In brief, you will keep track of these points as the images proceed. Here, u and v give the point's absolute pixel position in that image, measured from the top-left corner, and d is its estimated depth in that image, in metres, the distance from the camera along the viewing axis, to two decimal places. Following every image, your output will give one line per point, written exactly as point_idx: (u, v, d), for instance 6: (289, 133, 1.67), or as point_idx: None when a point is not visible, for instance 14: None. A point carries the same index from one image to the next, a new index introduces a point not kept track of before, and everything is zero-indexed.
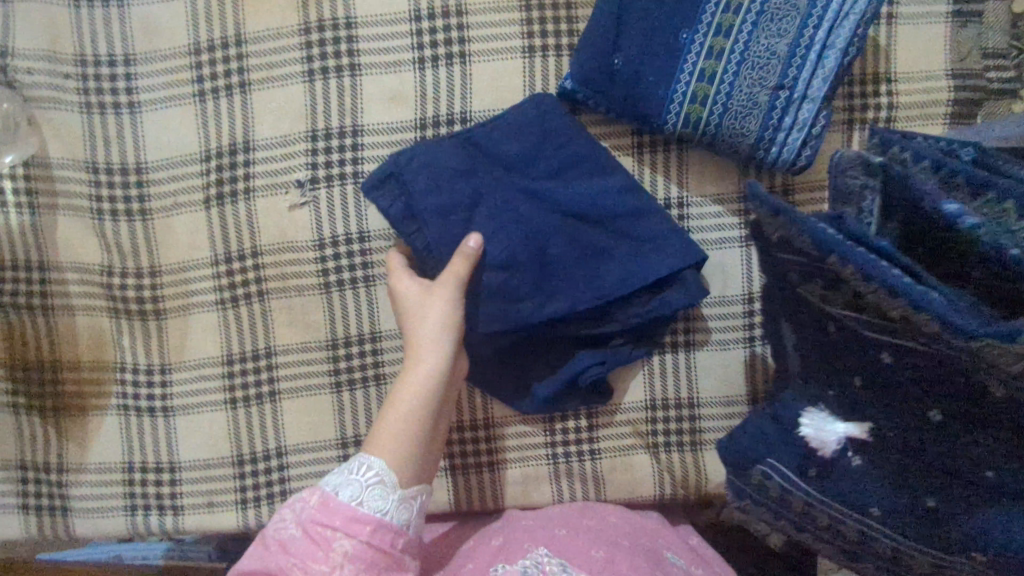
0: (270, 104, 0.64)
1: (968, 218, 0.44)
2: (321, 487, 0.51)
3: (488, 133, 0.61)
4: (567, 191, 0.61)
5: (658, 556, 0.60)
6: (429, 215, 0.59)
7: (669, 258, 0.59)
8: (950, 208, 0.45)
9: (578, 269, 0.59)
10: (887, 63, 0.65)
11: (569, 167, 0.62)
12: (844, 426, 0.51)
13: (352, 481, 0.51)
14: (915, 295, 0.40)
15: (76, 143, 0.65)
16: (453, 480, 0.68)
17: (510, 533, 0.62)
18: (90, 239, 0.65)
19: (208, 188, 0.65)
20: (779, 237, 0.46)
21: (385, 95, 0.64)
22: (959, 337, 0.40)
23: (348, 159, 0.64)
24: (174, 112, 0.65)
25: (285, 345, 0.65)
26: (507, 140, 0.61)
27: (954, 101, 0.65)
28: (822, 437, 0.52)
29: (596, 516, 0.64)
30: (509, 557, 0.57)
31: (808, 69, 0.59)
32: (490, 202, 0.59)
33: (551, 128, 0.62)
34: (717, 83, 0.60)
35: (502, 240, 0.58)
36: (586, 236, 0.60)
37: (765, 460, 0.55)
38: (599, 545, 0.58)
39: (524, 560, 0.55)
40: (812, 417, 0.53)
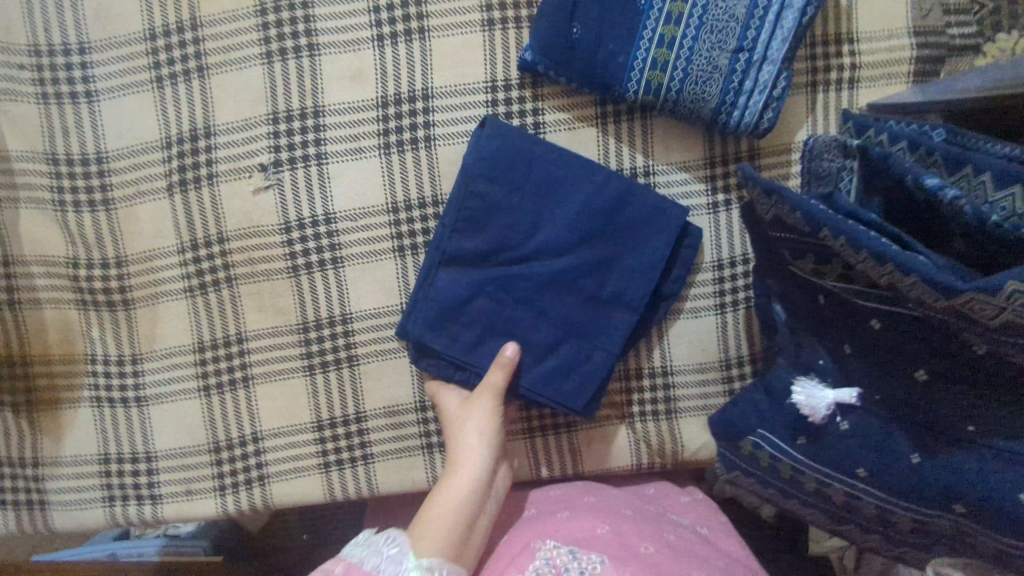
0: (229, 87, 0.64)
1: (950, 189, 0.44)
2: (345, 558, 0.49)
3: (465, 189, 0.60)
4: (562, 219, 0.60)
5: (665, 524, 0.63)
6: (438, 330, 0.61)
7: (661, 236, 0.60)
8: (931, 181, 0.45)
9: (616, 276, 0.61)
10: (849, 23, 0.65)
11: (556, 190, 0.61)
12: (834, 393, 0.50)
13: (378, 552, 0.49)
14: (899, 258, 0.40)
15: (34, 135, 0.64)
16: (430, 459, 0.66)
17: (518, 533, 0.61)
18: (54, 232, 0.65)
19: (171, 175, 0.64)
20: (774, 217, 0.49)
21: (346, 75, 0.64)
22: (941, 294, 0.40)
23: (310, 141, 0.64)
24: (132, 101, 0.64)
25: (256, 331, 0.65)
26: (480, 189, 0.60)
27: (918, 58, 0.65)
28: (813, 404, 0.51)
29: (594, 497, 0.65)
30: (516, 563, 0.55)
31: (766, 30, 0.59)
32: (494, 289, 0.60)
33: (523, 163, 0.60)
34: (677, 48, 0.59)
35: (513, 323, 0.61)
36: (592, 249, 0.61)
37: (757, 431, 0.55)
38: (604, 521, 0.59)
39: (533, 562, 0.54)
40: (803, 385, 0.52)
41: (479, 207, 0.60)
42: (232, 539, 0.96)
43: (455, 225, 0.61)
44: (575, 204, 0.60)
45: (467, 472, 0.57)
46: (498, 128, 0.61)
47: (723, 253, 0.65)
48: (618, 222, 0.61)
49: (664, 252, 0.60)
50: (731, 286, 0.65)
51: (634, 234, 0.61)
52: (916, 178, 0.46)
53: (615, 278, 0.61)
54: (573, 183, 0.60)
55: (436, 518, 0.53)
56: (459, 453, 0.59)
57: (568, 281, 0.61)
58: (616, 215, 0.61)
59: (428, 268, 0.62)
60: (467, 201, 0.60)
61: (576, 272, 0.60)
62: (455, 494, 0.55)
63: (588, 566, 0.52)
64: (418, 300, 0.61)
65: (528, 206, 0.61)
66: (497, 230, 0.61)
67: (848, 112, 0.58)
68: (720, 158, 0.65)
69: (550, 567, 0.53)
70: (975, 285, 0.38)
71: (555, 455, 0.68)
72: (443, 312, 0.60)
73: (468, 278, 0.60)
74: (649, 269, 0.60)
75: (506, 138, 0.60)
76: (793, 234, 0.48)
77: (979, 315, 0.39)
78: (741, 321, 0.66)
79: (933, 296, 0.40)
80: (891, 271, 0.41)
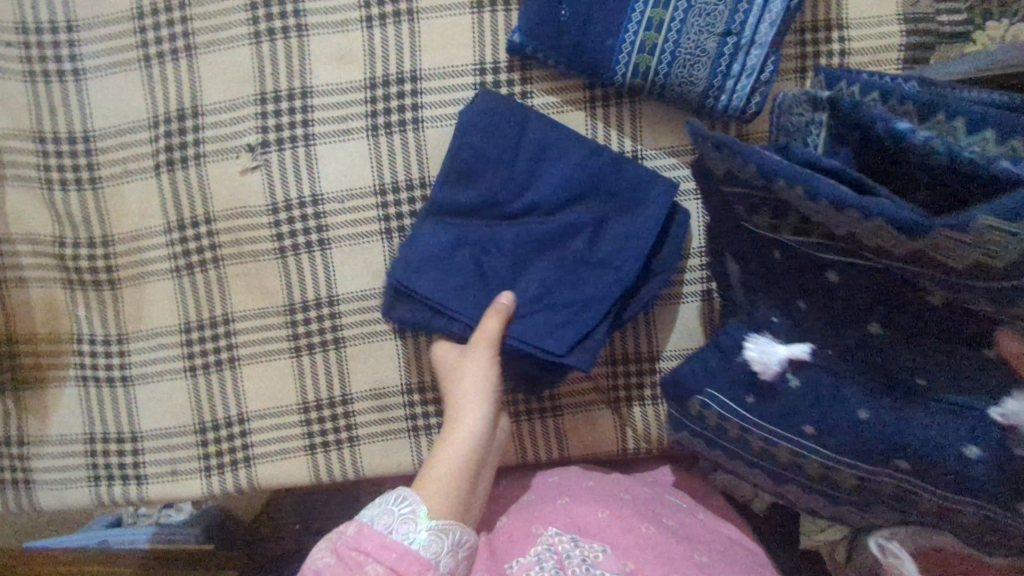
0: (217, 67, 0.64)
1: (920, 132, 0.45)
2: (357, 519, 0.50)
3: (460, 145, 0.61)
4: (538, 191, 0.61)
5: (659, 501, 0.63)
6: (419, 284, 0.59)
7: (653, 209, 0.59)
8: (900, 126, 0.46)
9: (601, 246, 0.60)
10: (838, 9, 0.65)
11: (536, 162, 0.61)
12: (787, 349, 0.52)
13: (387, 512, 0.50)
14: (863, 203, 0.40)
15: (21, 113, 0.64)
16: (418, 443, 0.66)
17: (516, 512, 0.62)
18: (40, 210, 0.65)
19: (159, 154, 0.64)
20: (730, 172, 0.48)
21: (334, 56, 0.64)
22: (905, 235, 0.40)
23: (298, 122, 0.64)
24: (120, 79, 0.64)
25: (243, 312, 0.65)
26: (465, 156, 0.61)
27: (908, 46, 0.65)
28: (765, 360, 0.52)
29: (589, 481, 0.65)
30: (518, 547, 0.57)
31: (755, 14, 0.58)
32: (479, 242, 0.60)
33: (505, 135, 0.61)
34: (665, 32, 0.59)
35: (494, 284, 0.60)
36: (581, 216, 0.60)
37: (706, 390, 0.55)
38: (606, 505, 0.60)
39: (535, 547, 0.56)
40: (756, 341, 0.53)
41: (462, 173, 0.61)
42: (222, 527, 0.96)
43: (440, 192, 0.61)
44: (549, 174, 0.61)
45: (471, 427, 0.56)
46: (494, 95, 0.61)
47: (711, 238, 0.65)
48: (608, 194, 0.60)
49: (642, 231, 0.59)
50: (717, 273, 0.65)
51: (609, 211, 0.60)
52: (886, 125, 0.47)
53: (606, 246, 0.60)
54: (549, 156, 0.61)
55: (444, 482, 0.52)
56: (464, 405, 0.57)
57: (554, 244, 0.60)
58: (603, 188, 0.60)
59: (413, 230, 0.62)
60: (452, 167, 0.61)
61: (553, 244, 0.60)
62: (458, 453, 0.54)
63: (590, 554, 0.54)
64: (407, 247, 0.60)
65: (506, 174, 0.61)
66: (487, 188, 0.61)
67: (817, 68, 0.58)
68: None
69: (553, 554, 0.54)
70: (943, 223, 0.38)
71: (542, 439, 0.68)
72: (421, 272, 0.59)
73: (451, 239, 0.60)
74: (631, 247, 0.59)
75: (492, 110, 0.61)
76: (751, 188, 0.47)
77: (947, 256, 0.39)
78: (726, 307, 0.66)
79: (898, 238, 0.40)
80: (850, 217, 0.41)
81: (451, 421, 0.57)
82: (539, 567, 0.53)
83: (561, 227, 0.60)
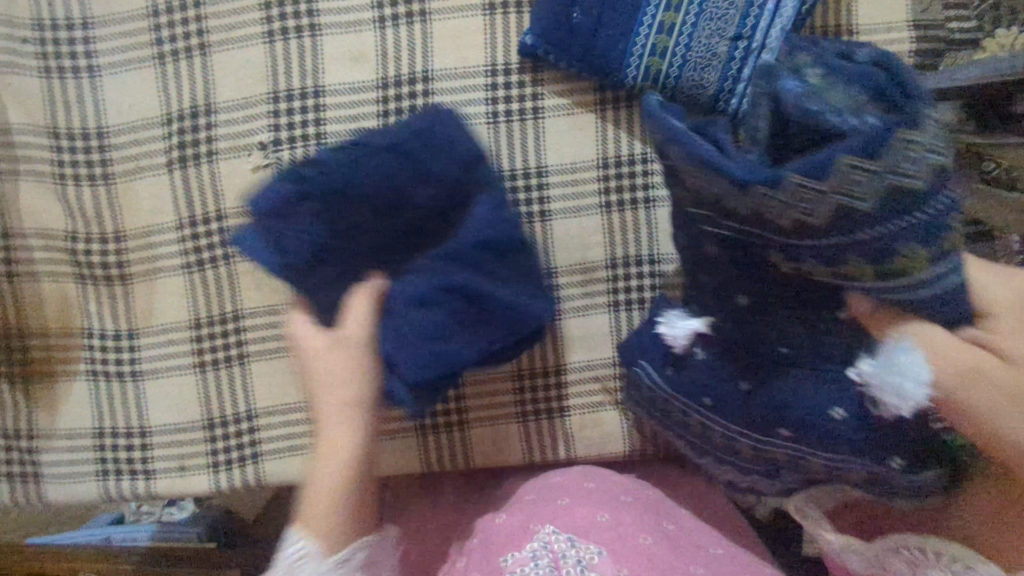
0: (230, 65, 0.64)
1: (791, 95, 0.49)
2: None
3: (377, 154, 0.55)
4: (419, 204, 0.56)
5: (658, 507, 0.63)
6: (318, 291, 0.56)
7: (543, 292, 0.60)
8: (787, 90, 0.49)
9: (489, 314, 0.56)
10: (849, 15, 0.65)
11: (422, 176, 0.55)
12: (690, 322, 0.57)
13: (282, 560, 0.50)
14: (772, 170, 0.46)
15: (36, 108, 0.65)
16: (422, 440, 0.68)
17: (513, 510, 0.63)
18: (54, 205, 0.65)
19: (171, 150, 0.64)
20: (667, 164, 0.52)
21: (347, 55, 0.64)
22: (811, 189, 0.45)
23: (310, 120, 0.64)
24: (133, 76, 0.64)
25: (252, 309, 0.65)
26: (375, 139, 0.56)
27: (916, 52, 0.66)
28: (672, 334, 0.57)
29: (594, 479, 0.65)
30: (515, 544, 0.56)
31: (765, 19, 0.59)
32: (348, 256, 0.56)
33: (422, 134, 0.56)
34: (676, 35, 0.60)
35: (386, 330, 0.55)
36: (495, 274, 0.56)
37: (639, 361, 0.60)
38: (603, 509, 0.60)
39: (531, 544, 0.55)
40: (666, 318, 0.58)
41: (365, 146, 0.55)
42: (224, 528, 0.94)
43: (339, 147, 0.56)
44: (446, 190, 0.56)
45: (352, 433, 0.53)
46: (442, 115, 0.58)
47: None
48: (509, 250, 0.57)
49: (524, 277, 0.58)
50: None
51: (497, 262, 0.56)
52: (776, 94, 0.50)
53: (502, 312, 0.56)
54: (455, 163, 0.56)
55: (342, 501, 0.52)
56: (332, 410, 0.54)
57: (443, 296, 0.54)
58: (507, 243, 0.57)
59: (285, 178, 0.55)
60: (358, 140, 0.56)
61: (434, 287, 0.54)
62: (347, 457, 0.53)
63: (585, 555, 0.52)
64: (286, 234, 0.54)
65: (408, 182, 0.55)
66: (411, 205, 0.56)
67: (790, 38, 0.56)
68: None
69: (548, 552, 0.53)
70: (818, 166, 0.45)
71: (548, 439, 0.68)
72: (293, 210, 0.54)
73: (320, 198, 0.54)
74: (489, 315, 0.56)
75: (424, 114, 0.57)
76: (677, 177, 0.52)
77: (827, 211, 0.45)
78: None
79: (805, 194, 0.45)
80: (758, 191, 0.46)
81: (321, 423, 0.54)
82: (533, 563, 0.52)
83: (450, 288, 0.54)
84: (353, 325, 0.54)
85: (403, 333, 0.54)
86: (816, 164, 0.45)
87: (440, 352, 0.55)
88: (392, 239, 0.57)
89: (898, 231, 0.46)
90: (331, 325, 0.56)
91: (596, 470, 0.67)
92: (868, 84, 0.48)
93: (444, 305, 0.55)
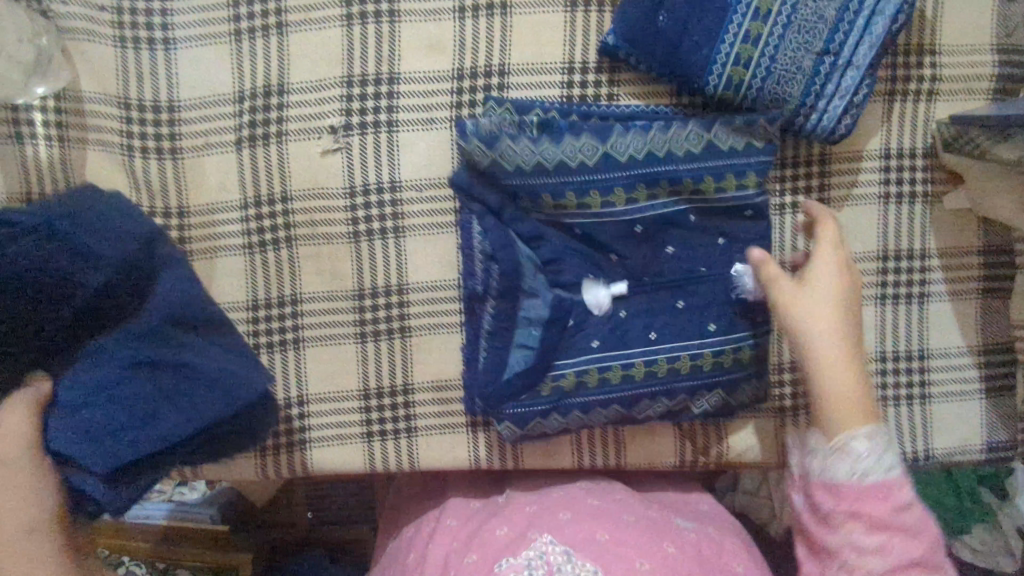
0: (306, 47, 0.64)
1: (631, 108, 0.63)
2: None
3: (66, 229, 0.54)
4: (90, 283, 0.54)
5: (667, 529, 0.60)
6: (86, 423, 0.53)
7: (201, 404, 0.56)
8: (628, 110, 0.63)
9: (164, 412, 0.55)
10: (933, 34, 0.64)
11: (92, 264, 0.54)
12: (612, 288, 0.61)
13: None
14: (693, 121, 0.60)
15: (109, 77, 0.64)
16: (473, 436, 0.66)
17: (543, 502, 0.64)
18: (118, 176, 0.64)
19: (241, 128, 0.64)
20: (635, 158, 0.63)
21: (423, 44, 0.64)
22: (726, 129, 0.60)
23: (383, 108, 0.64)
24: (208, 51, 0.64)
25: (312, 293, 0.65)
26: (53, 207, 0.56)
27: (998, 76, 0.65)
28: (601, 303, 0.61)
29: (634, 509, 0.63)
30: (510, 551, 0.57)
31: (854, 36, 0.58)
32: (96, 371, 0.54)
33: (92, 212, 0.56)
34: (761, 46, 0.59)
35: (176, 416, 0.55)
36: (186, 387, 0.56)
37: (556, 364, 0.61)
38: (630, 510, 0.62)
39: (527, 551, 0.56)
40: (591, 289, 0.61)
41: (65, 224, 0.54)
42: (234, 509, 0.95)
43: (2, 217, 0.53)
44: (99, 290, 0.55)
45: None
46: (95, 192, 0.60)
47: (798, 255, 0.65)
48: (95, 362, 0.54)
49: (252, 357, 0.61)
50: None
51: (209, 332, 0.60)
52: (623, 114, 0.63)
53: (138, 428, 0.54)
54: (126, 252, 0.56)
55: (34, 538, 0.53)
56: None
57: (147, 408, 0.54)
58: (163, 355, 0.55)
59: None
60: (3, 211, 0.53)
61: (108, 395, 0.54)
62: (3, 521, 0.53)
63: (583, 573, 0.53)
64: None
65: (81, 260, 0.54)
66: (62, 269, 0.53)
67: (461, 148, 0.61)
68: (791, 161, 0.65)
69: (544, 563, 0.54)
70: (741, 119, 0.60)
71: (601, 444, 0.67)
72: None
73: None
74: (200, 392, 0.56)
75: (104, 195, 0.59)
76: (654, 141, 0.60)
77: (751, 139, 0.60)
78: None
79: (719, 132, 0.60)
80: (701, 135, 0.60)
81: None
82: None
83: (144, 366, 0.55)
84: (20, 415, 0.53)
85: (94, 439, 0.52)
86: (704, 122, 0.60)
87: (145, 450, 0.54)
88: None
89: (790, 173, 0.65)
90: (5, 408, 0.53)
91: (638, 506, 0.64)
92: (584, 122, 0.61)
93: (109, 410, 0.53)
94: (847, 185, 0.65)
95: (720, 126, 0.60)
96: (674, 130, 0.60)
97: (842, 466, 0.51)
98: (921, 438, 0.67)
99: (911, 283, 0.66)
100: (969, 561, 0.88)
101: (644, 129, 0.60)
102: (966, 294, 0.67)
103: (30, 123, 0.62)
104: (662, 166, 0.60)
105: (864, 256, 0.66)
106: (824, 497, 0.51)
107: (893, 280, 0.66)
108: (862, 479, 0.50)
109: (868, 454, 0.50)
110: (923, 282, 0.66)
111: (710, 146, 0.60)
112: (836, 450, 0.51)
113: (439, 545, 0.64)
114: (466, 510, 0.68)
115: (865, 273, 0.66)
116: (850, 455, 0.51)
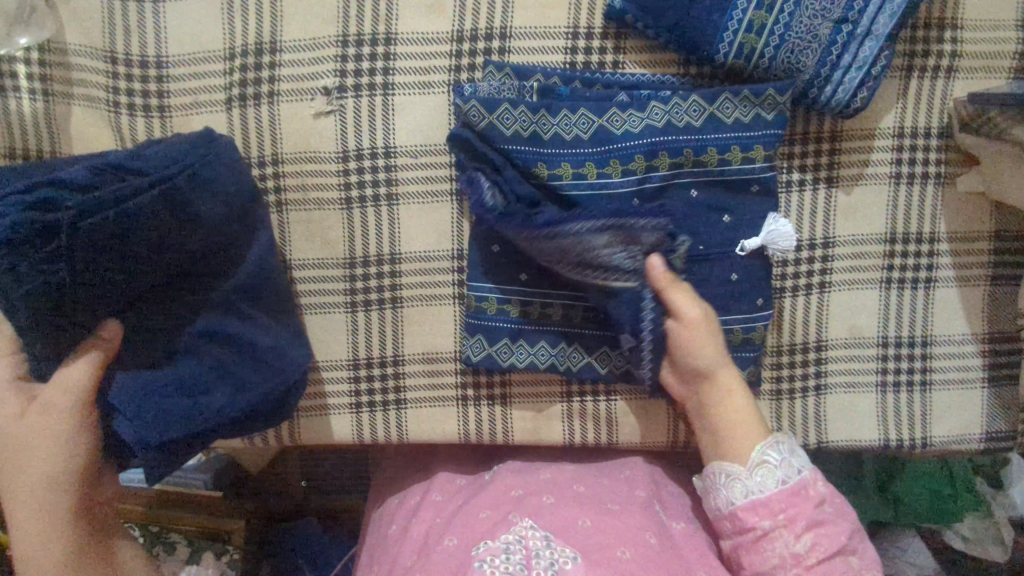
0: (300, 2, 0.61)
1: (636, 79, 0.61)
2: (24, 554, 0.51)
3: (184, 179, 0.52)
4: (186, 244, 0.52)
5: (653, 522, 0.60)
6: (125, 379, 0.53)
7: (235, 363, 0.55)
8: (633, 80, 0.61)
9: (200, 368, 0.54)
10: (955, 8, 0.62)
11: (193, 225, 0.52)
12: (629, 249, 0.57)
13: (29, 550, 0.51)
14: (698, 91, 0.58)
15: (94, 28, 0.61)
16: (463, 411, 0.65)
17: (531, 486, 0.63)
18: (105, 133, 0.62)
19: (231, 87, 0.62)
20: None
21: (422, 2, 0.61)
22: (734, 96, 0.58)
23: (379, 70, 0.62)
24: (198, 4, 0.62)
25: (301, 260, 0.64)
26: (159, 158, 0.53)
27: (1021, 54, 0.62)
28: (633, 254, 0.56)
29: (622, 498, 0.62)
30: (491, 534, 0.56)
31: (875, 3, 0.55)
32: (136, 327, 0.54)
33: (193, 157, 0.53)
34: (776, 13, 0.56)
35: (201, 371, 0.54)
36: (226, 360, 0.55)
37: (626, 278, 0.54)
38: (616, 500, 0.62)
39: (506, 535, 0.55)
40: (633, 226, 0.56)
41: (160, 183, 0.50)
42: None
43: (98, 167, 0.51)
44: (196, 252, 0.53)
45: (46, 451, 0.51)
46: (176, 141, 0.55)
47: (802, 235, 0.64)
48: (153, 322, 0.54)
49: (270, 315, 0.59)
50: (806, 268, 0.64)
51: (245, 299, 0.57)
52: (627, 84, 0.61)
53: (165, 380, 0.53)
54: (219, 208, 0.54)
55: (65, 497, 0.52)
56: (22, 429, 0.51)
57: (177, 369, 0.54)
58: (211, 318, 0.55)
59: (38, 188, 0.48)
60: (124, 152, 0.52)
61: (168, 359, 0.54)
62: (52, 475, 0.51)
63: (559, 559, 0.52)
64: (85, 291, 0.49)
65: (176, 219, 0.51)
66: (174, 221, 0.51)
67: (455, 126, 0.60)
68: (799, 136, 0.62)
69: (522, 548, 0.53)
70: (749, 87, 0.58)
71: (592, 422, 0.65)
72: (34, 224, 0.46)
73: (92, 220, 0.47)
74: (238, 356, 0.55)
75: (207, 140, 0.56)
76: (657, 111, 0.58)
77: (760, 109, 0.58)
78: (824, 305, 0.64)
79: (728, 101, 0.58)
80: (707, 104, 0.58)
81: (25, 443, 0.51)
82: (505, 556, 0.52)
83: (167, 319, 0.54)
84: (82, 375, 0.51)
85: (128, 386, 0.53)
86: (711, 92, 0.58)
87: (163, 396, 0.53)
88: (50, 285, 0.47)
89: (798, 147, 0.63)
90: (71, 370, 0.51)
91: (621, 492, 0.63)
92: (583, 93, 0.60)
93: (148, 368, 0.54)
94: (857, 164, 0.63)
95: (729, 96, 0.58)
96: (678, 100, 0.58)
97: (767, 477, 0.55)
98: (920, 425, 0.66)
99: (918, 268, 0.64)
100: (959, 547, 0.88)
101: (646, 101, 0.58)
102: (974, 280, 0.65)
103: (13, 75, 0.60)
104: (666, 136, 0.58)
105: (872, 238, 0.64)
106: (762, 513, 0.54)
107: (900, 264, 0.64)
108: (785, 485, 0.54)
109: (779, 457, 0.55)
110: (930, 266, 0.64)
111: (715, 117, 0.58)
112: (756, 467, 0.56)
113: (421, 519, 0.64)
114: (454, 485, 0.68)
115: (871, 254, 0.64)
116: (769, 468, 0.55)
